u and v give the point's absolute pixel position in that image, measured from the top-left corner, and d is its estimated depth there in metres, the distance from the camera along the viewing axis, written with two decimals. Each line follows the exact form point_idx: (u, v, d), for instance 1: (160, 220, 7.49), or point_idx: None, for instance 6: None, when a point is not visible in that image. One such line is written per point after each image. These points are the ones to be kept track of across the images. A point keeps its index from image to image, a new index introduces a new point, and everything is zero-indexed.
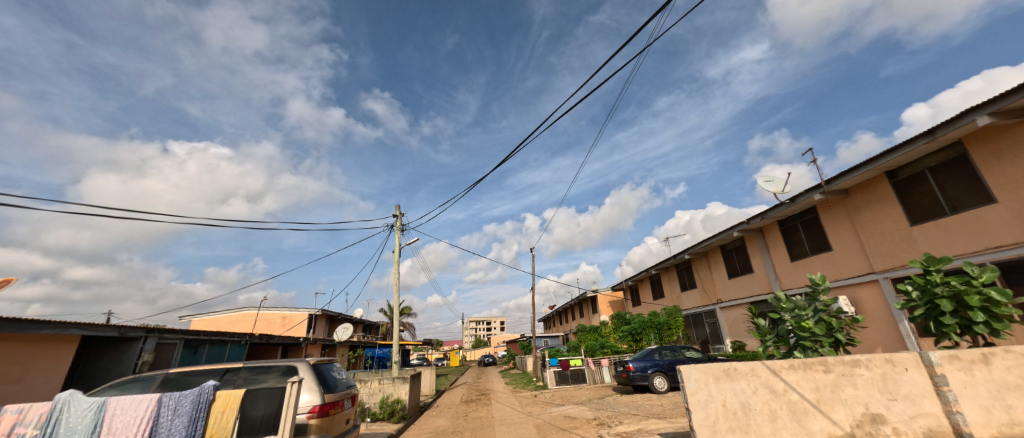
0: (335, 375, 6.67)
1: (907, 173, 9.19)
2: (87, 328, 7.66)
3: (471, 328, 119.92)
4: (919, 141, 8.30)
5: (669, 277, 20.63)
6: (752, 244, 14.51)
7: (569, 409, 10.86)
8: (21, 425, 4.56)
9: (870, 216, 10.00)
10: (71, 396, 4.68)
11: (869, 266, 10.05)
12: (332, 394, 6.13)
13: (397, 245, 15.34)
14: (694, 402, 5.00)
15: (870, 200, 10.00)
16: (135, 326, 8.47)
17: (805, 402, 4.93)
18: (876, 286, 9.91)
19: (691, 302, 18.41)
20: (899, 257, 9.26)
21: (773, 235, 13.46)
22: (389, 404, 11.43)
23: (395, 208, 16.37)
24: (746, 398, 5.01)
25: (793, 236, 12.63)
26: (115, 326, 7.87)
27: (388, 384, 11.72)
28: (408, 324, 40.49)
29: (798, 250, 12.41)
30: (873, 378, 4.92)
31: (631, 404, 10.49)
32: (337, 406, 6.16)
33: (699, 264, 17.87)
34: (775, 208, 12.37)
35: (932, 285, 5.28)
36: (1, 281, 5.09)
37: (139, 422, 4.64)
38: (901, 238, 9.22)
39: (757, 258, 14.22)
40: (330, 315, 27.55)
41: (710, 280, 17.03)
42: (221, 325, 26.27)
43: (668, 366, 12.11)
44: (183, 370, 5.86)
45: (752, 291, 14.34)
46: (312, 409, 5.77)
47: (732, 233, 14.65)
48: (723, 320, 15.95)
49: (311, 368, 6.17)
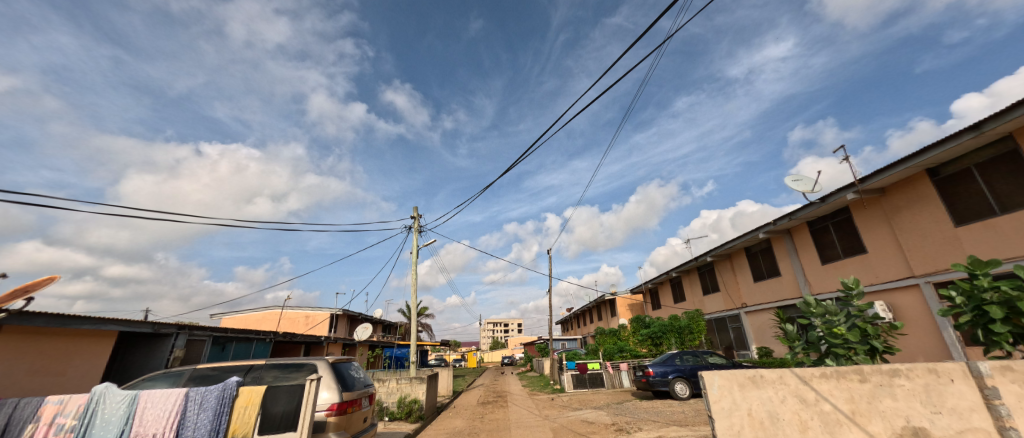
0: (353, 374, 6.75)
1: (950, 171, 8.65)
2: (123, 324, 7.95)
3: (488, 330, 120.67)
4: (964, 136, 7.79)
5: (691, 280, 20.12)
6: (779, 247, 13.94)
7: (586, 413, 10.67)
8: (61, 415, 4.73)
9: (909, 216, 9.42)
10: (107, 388, 4.85)
11: (908, 269, 9.46)
12: (350, 392, 6.24)
13: (415, 246, 15.47)
14: (718, 410, 4.85)
15: (909, 200, 9.44)
16: (167, 323, 8.55)
17: (838, 413, 4.74)
18: (917, 291, 9.33)
19: (714, 306, 17.86)
20: (943, 260, 8.68)
21: (802, 237, 12.89)
22: (407, 403, 11.57)
23: (413, 210, 16.55)
24: (773, 407, 4.86)
25: (823, 238, 12.06)
26: (148, 322, 8.14)
27: (405, 384, 11.86)
28: (426, 326, 41.09)
29: (829, 252, 11.83)
30: (915, 389, 4.66)
31: (651, 409, 10.23)
32: (355, 404, 6.26)
33: (723, 267, 17.30)
34: (804, 208, 11.85)
35: (979, 290, 4.92)
36: (46, 280, 5.42)
37: (167, 416, 4.80)
38: (945, 239, 8.65)
39: (785, 261, 13.66)
40: (350, 314, 28.08)
41: (734, 283, 16.46)
42: (249, 323, 27.30)
43: (690, 372, 11.71)
44: (218, 367, 6.11)
45: (780, 295, 13.74)
46: (330, 407, 5.89)
47: (758, 234, 14.13)
48: (749, 325, 15.40)
49: (331, 367, 6.28)
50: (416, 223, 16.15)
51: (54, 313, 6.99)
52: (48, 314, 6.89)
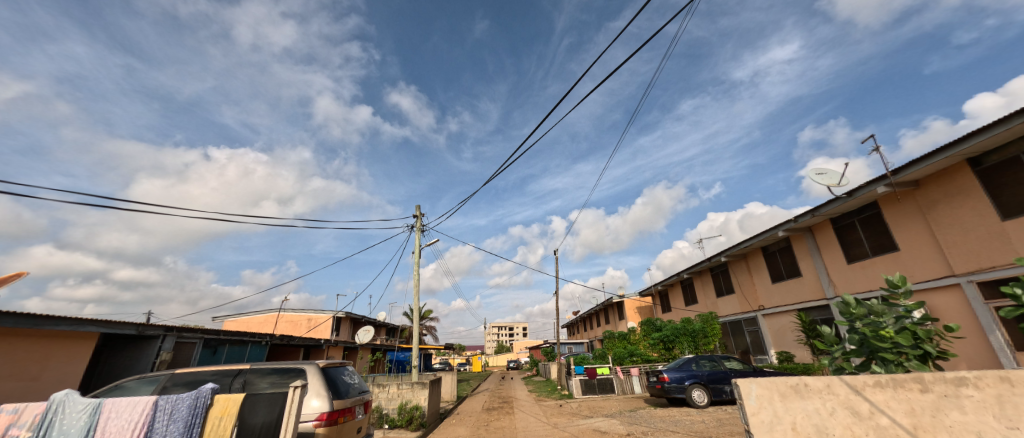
0: (347, 380, 6.26)
1: (995, 160, 7.98)
2: (104, 325, 7.45)
3: (493, 334, 119.92)
4: (1014, 120, 7.12)
5: (703, 282, 19.41)
6: (800, 246, 13.24)
7: (598, 422, 10.01)
8: (15, 426, 4.23)
9: (948, 210, 8.73)
10: (67, 396, 4.36)
11: (948, 267, 8.76)
12: (341, 401, 5.74)
13: (418, 246, 14.97)
14: (757, 423, 4.23)
15: (947, 193, 8.75)
16: (152, 324, 8.05)
17: (898, 428, 4.10)
18: (959, 291, 8.62)
19: (729, 308, 17.13)
20: (988, 258, 7.99)
21: (825, 234, 12.19)
22: (407, 410, 11.02)
23: (416, 209, 16.10)
24: (821, 421, 4.23)
25: (849, 235, 11.36)
26: (132, 323, 7.65)
27: (406, 389, 11.32)
28: (430, 330, 40.53)
29: (856, 250, 11.12)
30: (988, 401, 4.00)
31: (668, 418, 9.57)
32: (348, 414, 5.76)
33: (737, 268, 16.60)
34: (829, 203, 11.16)
35: None
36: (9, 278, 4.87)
37: (133, 427, 4.28)
38: (990, 234, 7.96)
39: (806, 261, 12.96)
40: (353, 317, 27.59)
41: (750, 285, 15.75)
42: (251, 326, 26.96)
43: (707, 378, 11.02)
44: (219, 371, 5.77)
45: (802, 297, 13.03)
46: (320, 417, 5.39)
47: (777, 232, 13.44)
48: (767, 328, 14.68)
49: (321, 372, 5.82)
50: (418, 222, 15.66)
51: (25, 313, 6.48)
52: (18, 315, 6.38)
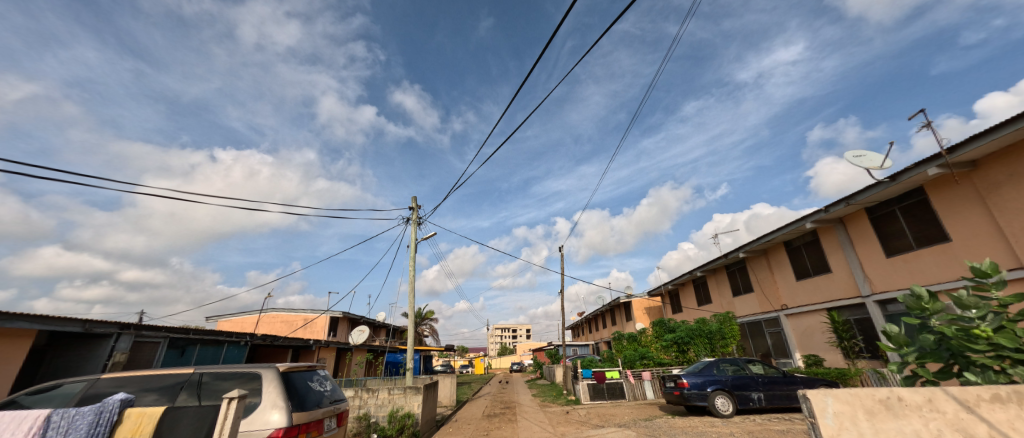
0: (313, 386, 5.23)
1: None
2: (42, 322, 6.42)
3: (496, 336, 118.87)
4: None
5: (717, 280, 18.26)
6: (829, 239, 12.10)
7: (611, 433, 8.92)
8: None
9: (1014, 193, 7.62)
10: None
11: (1014, 259, 7.64)
12: (304, 413, 4.71)
13: (414, 240, 13.97)
14: None
15: (1013, 173, 7.63)
16: (104, 322, 7.09)
17: None
18: None
19: (747, 308, 15.99)
20: None
21: (859, 226, 11.04)
22: (398, 418, 9.84)
23: (412, 201, 15.12)
24: None
25: (888, 226, 10.23)
26: (77, 319, 6.66)
27: (398, 394, 10.30)
28: (432, 331, 39.52)
29: (897, 242, 9.97)
30: None
31: (691, 430, 8.47)
32: (312, 430, 4.72)
33: (757, 264, 15.45)
34: (866, 190, 10.03)
35: None
36: None
37: None
38: None
39: (836, 255, 11.82)
40: (351, 317, 26.61)
41: (771, 283, 14.61)
42: (245, 327, 26.07)
43: (732, 384, 9.91)
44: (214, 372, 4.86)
45: (832, 295, 11.89)
46: (276, 433, 4.35)
47: (803, 225, 12.30)
48: (790, 330, 13.54)
49: (281, 378, 4.80)
50: (415, 215, 14.66)
51: None
52: None
